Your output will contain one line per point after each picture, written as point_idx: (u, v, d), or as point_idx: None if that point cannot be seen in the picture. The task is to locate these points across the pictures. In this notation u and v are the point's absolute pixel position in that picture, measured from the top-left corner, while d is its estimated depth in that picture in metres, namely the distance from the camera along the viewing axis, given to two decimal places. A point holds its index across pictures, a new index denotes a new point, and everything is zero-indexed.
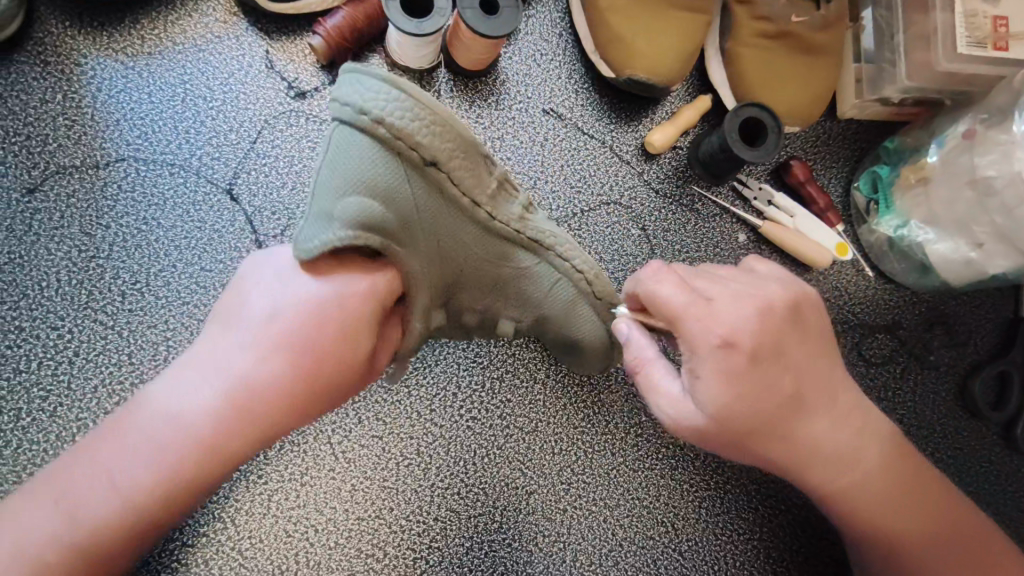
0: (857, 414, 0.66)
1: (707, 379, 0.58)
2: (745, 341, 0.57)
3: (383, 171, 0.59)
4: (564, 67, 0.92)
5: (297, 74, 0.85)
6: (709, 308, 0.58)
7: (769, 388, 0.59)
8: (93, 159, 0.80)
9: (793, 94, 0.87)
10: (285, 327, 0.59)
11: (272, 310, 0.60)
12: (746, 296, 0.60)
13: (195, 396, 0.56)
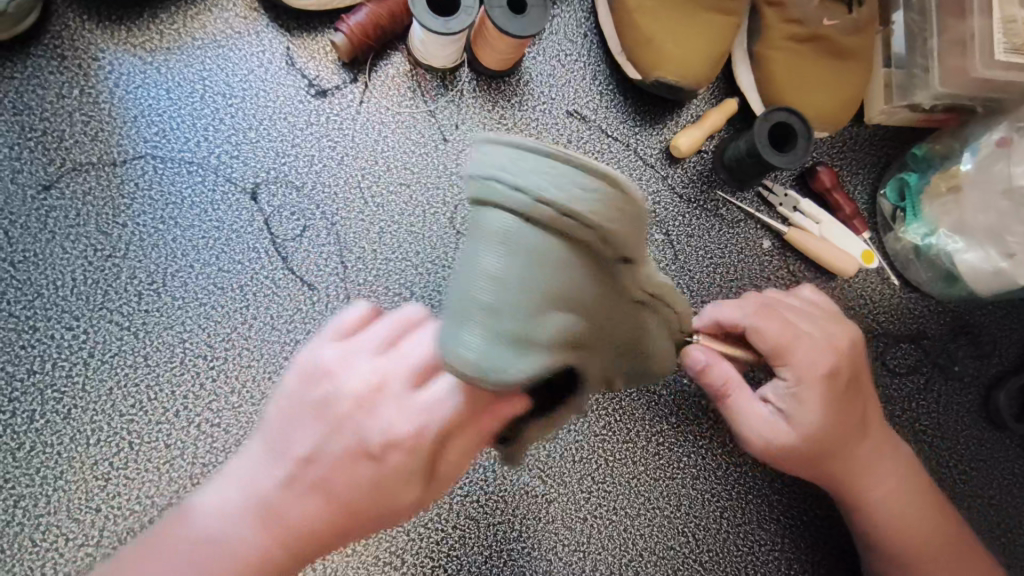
0: (900, 447, 0.76)
1: (806, 405, 0.71)
2: (842, 369, 0.73)
3: (560, 278, 0.44)
4: (588, 68, 0.91)
5: (317, 72, 0.84)
6: (803, 340, 0.73)
7: (849, 413, 0.72)
8: (110, 157, 0.78)
9: (823, 98, 0.86)
10: (323, 460, 0.55)
11: (315, 437, 0.56)
12: (836, 330, 0.75)
13: (217, 513, 0.55)
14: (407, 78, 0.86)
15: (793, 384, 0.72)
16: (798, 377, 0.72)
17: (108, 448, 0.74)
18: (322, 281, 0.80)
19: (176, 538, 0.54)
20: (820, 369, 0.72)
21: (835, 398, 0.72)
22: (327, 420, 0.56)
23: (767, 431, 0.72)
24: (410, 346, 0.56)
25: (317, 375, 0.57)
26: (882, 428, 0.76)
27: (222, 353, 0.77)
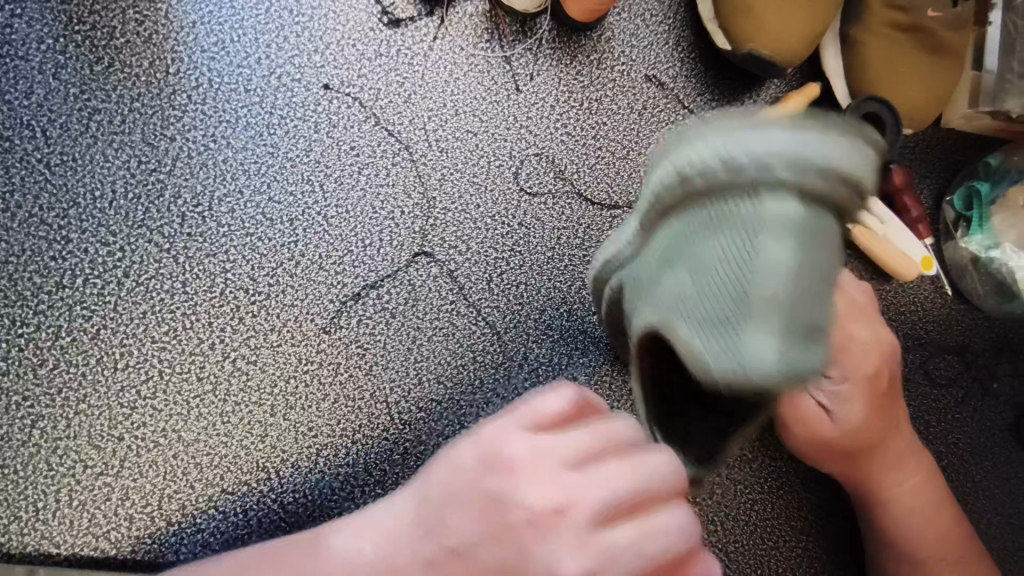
0: (916, 445, 0.75)
1: (842, 406, 0.70)
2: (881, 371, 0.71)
3: None
4: (673, 32, 0.86)
5: (392, 0, 0.78)
6: (852, 338, 0.72)
7: (881, 415, 0.71)
8: (162, 63, 0.72)
9: (915, 93, 0.82)
10: (471, 562, 0.45)
11: (473, 544, 0.45)
12: (889, 336, 0.74)
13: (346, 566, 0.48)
14: (485, 19, 0.80)
15: (839, 383, 0.71)
16: (844, 378, 0.71)
17: (137, 375, 0.69)
18: (378, 225, 0.76)
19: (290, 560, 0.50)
20: (866, 371, 0.71)
21: (871, 400, 0.70)
22: (479, 526, 0.45)
23: (796, 422, 0.71)
24: (582, 479, 0.46)
25: (495, 471, 0.47)
26: (907, 426, 0.74)
27: (266, 288, 0.73)
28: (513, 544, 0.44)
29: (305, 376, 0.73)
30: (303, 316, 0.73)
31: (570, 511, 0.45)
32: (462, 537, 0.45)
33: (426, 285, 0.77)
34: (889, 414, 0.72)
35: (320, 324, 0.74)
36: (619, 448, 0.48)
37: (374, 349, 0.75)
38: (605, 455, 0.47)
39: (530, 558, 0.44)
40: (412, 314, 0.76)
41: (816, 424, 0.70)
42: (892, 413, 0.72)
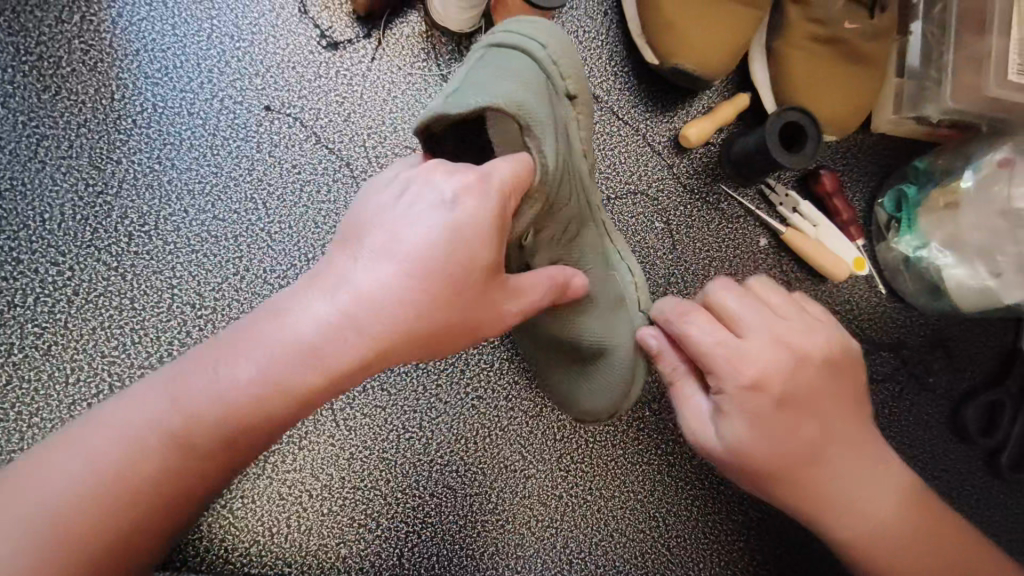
0: (858, 429, 0.64)
1: (734, 421, 0.59)
2: (795, 382, 0.59)
3: (546, 29, 0.66)
4: (606, 48, 0.90)
5: (330, 23, 0.81)
6: (735, 346, 0.59)
7: (795, 433, 0.60)
8: (108, 89, 0.75)
9: (835, 102, 0.86)
10: (422, 290, 0.49)
11: (353, 314, 0.48)
12: (807, 333, 0.62)
13: (208, 396, 0.48)
14: (422, 39, 0.83)
15: (743, 398, 0.59)
16: (722, 390, 0.59)
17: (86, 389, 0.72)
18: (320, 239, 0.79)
19: (154, 423, 0.49)
20: (744, 380, 0.58)
21: (761, 416, 0.58)
22: (359, 305, 0.48)
23: (695, 437, 0.64)
24: (478, 197, 0.50)
25: (378, 252, 0.50)
26: (846, 420, 0.62)
27: (211, 302, 0.76)
28: (371, 360, 0.50)
29: None
30: None
31: (442, 318, 0.51)
32: (396, 289, 0.49)
33: None
34: (812, 425, 0.60)
35: None
36: (476, 227, 0.50)
37: None
38: (470, 189, 0.50)
39: (395, 276, 0.49)
40: None
41: (709, 434, 0.63)
42: (822, 419, 0.61)
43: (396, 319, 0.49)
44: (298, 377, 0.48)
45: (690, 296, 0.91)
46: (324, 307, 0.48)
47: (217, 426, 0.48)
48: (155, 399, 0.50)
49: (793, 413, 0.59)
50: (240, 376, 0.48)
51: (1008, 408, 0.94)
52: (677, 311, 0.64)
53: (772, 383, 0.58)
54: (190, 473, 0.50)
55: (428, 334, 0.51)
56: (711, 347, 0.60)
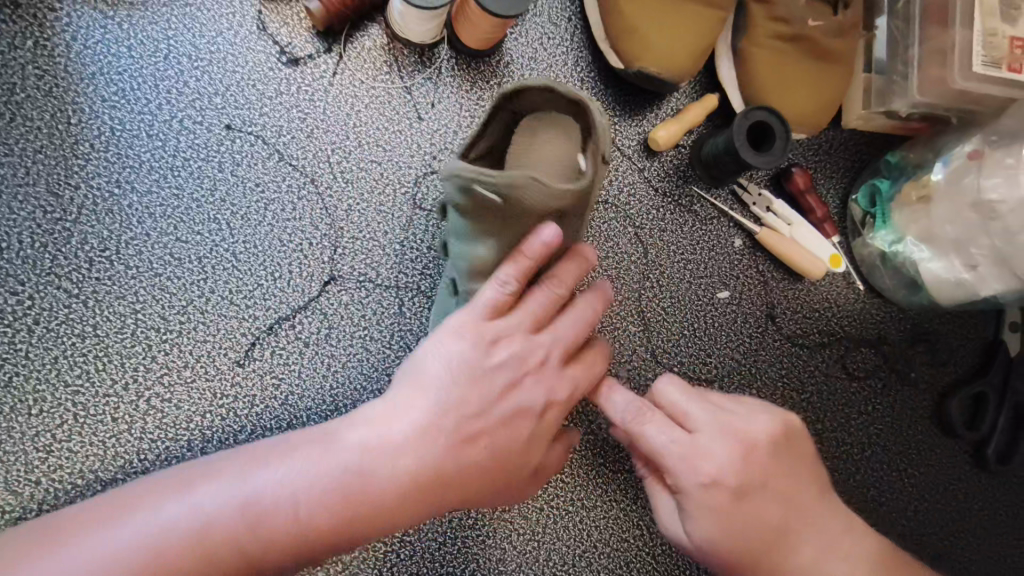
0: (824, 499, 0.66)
1: (689, 515, 0.62)
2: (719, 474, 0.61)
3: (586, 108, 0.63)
4: (571, 53, 0.89)
5: (290, 39, 0.80)
6: (686, 442, 0.63)
7: (697, 510, 0.62)
8: (64, 114, 0.74)
9: (803, 100, 0.86)
10: (482, 445, 0.59)
11: (428, 446, 0.57)
12: (747, 423, 0.65)
13: (289, 506, 0.54)
14: (382, 52, 0.83)
15: (694, 498, 0.62)
16: (681, 489, 0.62)
17: (50, 420, 0.71)
18: (286, 257, 0.78)
19: (223, 526, 0.52)
20: (702, 479, 0.61)
21: (718, 513, 0.61)
22: (450, 424, 0.58)
23: (676, 534, 0.66)
24: (529, 396, 0.62)
25: (449, 342, 0.61)
26: (767, 489, 0.63)
27: (177, 325, 0.75)
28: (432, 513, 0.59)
29: (220, 410, 0.74)
30: (216, 350, 0.75)
31: (485, 500, 0.62)
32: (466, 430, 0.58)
33: (337, 312, 0.78)
34: (745, 505, 0.62)
35: (232, 357, 0.76)
36: (534, 317, 0.64)
37: (288, 378, 0.76)
38: (524, 340, 0.63)
39: (458, 362, 0.60)
40: (324, 342, 0.78)
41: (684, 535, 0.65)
42: (746, 501, 0.62)
43: (438, 450, 0.57)
44: (374, 503, 0.55)
45: (665, 299, 0.90)
46: (388, 432, 0.57)
47: (289, 532, 0.53)
48: (222, 499, 0.53)
49: (725, 506, 0.61)
50: (312, 492, 0.54)
51: (991, 400, 0.93)
52: (637, 407, 0.66)
53: (727, 478, 0.61)
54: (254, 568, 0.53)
55: (480, 497, 0.62)
56: (666, 451, 0.63)
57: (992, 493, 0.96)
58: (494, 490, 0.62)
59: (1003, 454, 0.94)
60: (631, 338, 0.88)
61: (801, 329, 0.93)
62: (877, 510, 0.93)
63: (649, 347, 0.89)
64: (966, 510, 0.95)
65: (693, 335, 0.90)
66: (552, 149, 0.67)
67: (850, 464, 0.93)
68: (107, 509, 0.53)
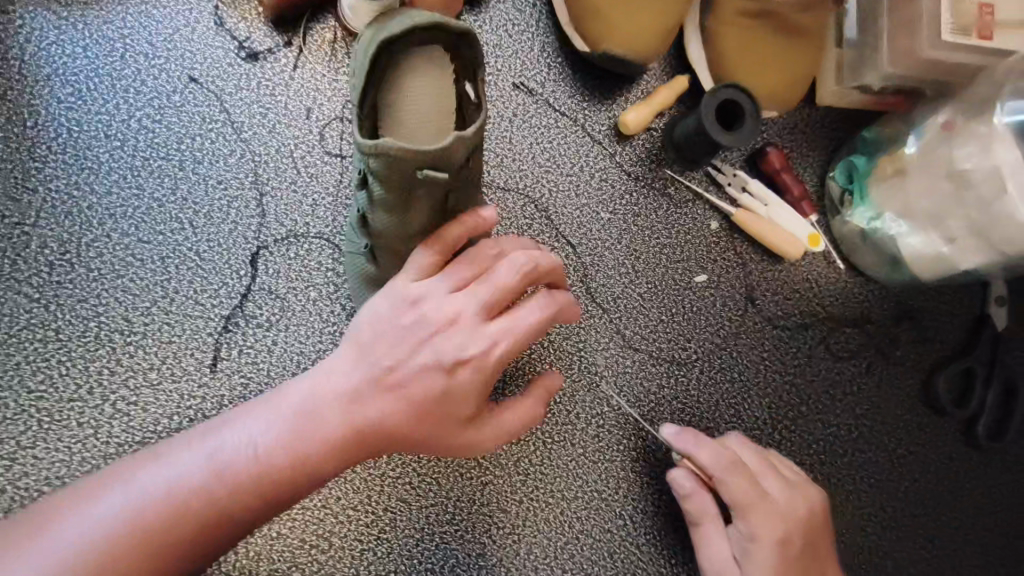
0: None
1: (742, 552, 0.72)
2: (794, 538, 0.72)
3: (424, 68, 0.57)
4: (537, 38, 0.88)
5: (248, 34, 0.79)
6: (761, 496, 0.73)
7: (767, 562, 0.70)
8: (20, 117, 0.73)
9: (772, 78, 0.85)
10: (392, 386, 0.59)
11: (375, 397, 0.59)
12: (800, 498, 0.75)
13: (247, 459, 0.57)
14: (343, 44, 0.81)
15: (755, 547, 0.71)
16: (755, 537, 0.71)
17: (14, 426, 0.70)
18: (251, 254, 0.77)
19: (192, 488, 0.55)
20: (774, 536, 0.71)
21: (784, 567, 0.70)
22: (391, 377, 0.59)
23: (716, 573, 0.73)
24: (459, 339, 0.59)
25: (377, 310, 0.61)
26: (818, 557, 0.74)
27: (141, 327, 0.74)
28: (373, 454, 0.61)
29: (187, 412, 0.73)
30: (182, 351, 0.74)
31: (436, 440, 0.60)
32: (375, 377, 0.59)
33: (305, 308, 0.77)
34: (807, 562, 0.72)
35: (199, 357, 0.74)
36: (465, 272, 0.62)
37: (256, 377, 0.75)
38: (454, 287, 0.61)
39: (376, 318, 0.61)
40: (292, 339, 0.76)
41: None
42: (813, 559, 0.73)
43: (351, 403, 0.59)
44: (319, 448, 0.58)
45: (642, 285, 0.88)
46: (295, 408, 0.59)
47: (252, 483, 0.56)
48: (192, 460, 0.57)
49: (791, 561, 0.71)
50: (269, 449, 0.57)
51: (980, 376, 0.92)
52: (725, 464, 0.74)
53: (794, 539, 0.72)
54: (226, 524, 0.56)
55: (420, 439, 0.60)
56: (736, 502, 0.73)
57: (984, 471, 0.94)
58: (438, 433, 0.60)
59: (993, 432, 0.93)
60: (608, 326, 0.87)
61: (782, 311, 0.92)
62: (865, 493, 0.91)
63: (627, 334, 0.87)
64: (956, 489, 0.93)
65: (671, 321, 0.88)
66: (427, 95, 0.57)
67: (836, 446, 0.92)
68: (87, 491, 0.55)
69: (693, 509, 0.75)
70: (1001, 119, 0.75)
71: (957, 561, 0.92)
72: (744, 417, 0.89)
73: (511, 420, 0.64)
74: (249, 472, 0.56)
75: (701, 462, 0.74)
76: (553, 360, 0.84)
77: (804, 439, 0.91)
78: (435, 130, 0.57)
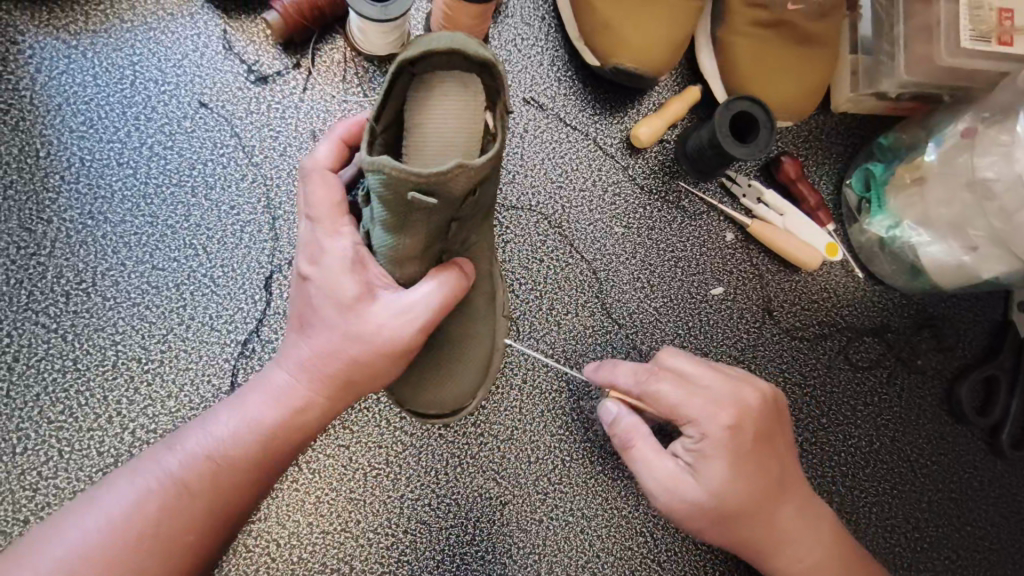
0: (804, 480, 0.72)
1: (696, 459, 0.64)
2: (745, 428, 0.65)
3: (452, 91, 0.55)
4: (546, 53, 0.87)
5: (257, 57, 0.79)
6: (706, 395, 0.65)
7: (749, 478, 0.65)
8: (32, 147, 0.74)
9: (787, 88, 0.83)
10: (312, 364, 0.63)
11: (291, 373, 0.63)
12: (746, 385, 0.67)
13: (202, 448, 0.62)
14: (352, 65, 0.81)
15: (700, 442, 0.64)
16: (704, 436, 0.64)
17: (36, 458, 0.70)
18: (264, 279, 0.76)
19: (147, 491, 0.59)
20: (723, 424, 0.64)
21: (735, 458, 0.64)
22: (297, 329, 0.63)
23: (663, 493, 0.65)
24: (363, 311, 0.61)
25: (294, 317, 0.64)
26: (772, 452, 0.67)
27: (158, 355, 0.74)
28: (317, 412, 0.64)
29: None
30: (199, 378, 0.74)
31: (352, 372, 0.62)
32: (299, 361, 0.63)
33: None
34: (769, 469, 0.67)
35: (216, 384, 0.74)
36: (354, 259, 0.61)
37: None
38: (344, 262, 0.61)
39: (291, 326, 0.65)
40: None
41: (683, 491, 0.64)
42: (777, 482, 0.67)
43: (290, 390, 0.63)
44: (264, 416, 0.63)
45: (658, 299, 0.87)
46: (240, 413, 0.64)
47: (208, 466, 0.61)
48: (158, 460, 0.62)
49: (752, 462, 0.65)
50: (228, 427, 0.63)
51: (1003, 384, 0.90)
52: (648, 372, 0.69)
53: (746, 426, 0.65)
54: (189, 515, 0.59)
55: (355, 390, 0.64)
56: (671, 408, 0.66)
57: (1009, 480, 0.93)
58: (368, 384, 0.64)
59: (1017, 439, 0.91)
60: (625, 341, 0.86)
61: (800, 322, 0.91)
62: (889, 504, 0.90)
63: (643, 349, 0.86)
64: (982, 498, 0.92)
65: (688, 335, 0.87)
66: (451, 115, 0.55)
67: (858, 457, 0.91)
68: (51, 523, 0.59)
69: (623, 432, 0.68)
70: (1022, 125, 0.73)
71: (984, 572, 0.90)
72: None
73: (395, 308, 0.61)
74: (206, 455, 0.61)
75: (621, 385, 0.70)
76: (570, 377, 0.84)
77: (825, 451, 0.90)
78: (457, 151, 0.55)
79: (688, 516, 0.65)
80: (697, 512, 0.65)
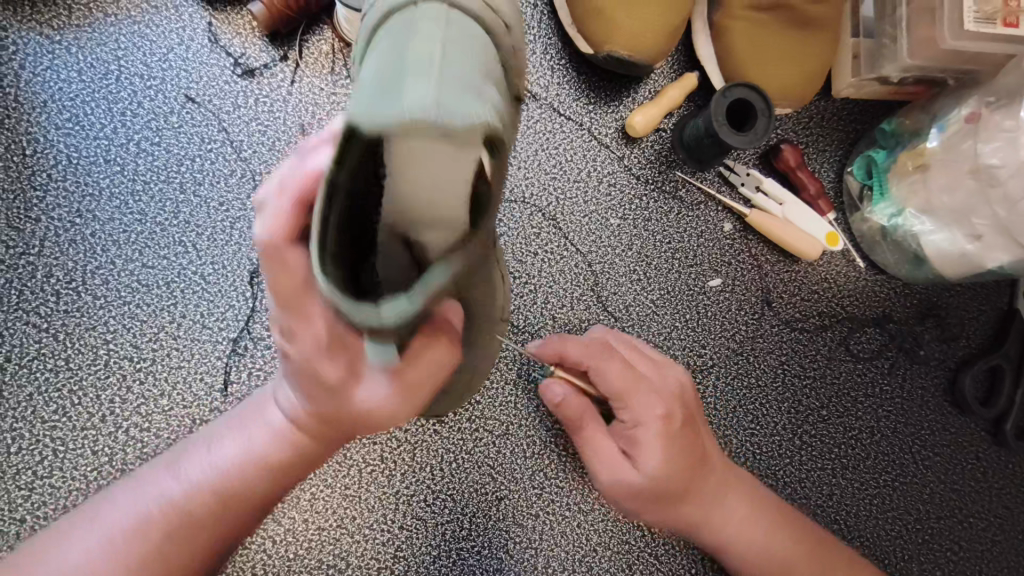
0: (737, 465, 0.73)
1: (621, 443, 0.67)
2: (676, 411, 0.67)
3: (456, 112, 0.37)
4: (539, 41, 0.85)
5: (244, 50, 0.78)
6: (636, 378, 0.67)
7: (688, 457, 0.66)
8: (18, 145, 0.73)
9: (786, 75, 0.81)
10: None
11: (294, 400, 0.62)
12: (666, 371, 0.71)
13: (201, 475, 0.61)
14: (340, 57, 0.80)
15: (635, 426, 0.66)
16: (639, 422, 0.65)
17: (30, 457, 0.70)
18: (256, 275, 0.76)
19: (149, 516, 0.58)
20: (657, 412, 0.66)
21: (671, 441, 0.66)
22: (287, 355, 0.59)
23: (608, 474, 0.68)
24: None
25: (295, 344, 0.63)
26: (699, 436, 0.69)
27: (150, 353, 0.73)
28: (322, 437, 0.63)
29: None
30: (192, 376, 0.74)
31: None
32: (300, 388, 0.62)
33: None
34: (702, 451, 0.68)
35: (209, 382, 0.74)
36: None
37: None
38: None
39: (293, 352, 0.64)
40: None
41: (624, 476, 0.66)
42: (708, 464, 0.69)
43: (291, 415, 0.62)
44: (266, 445, 0.61)
45: (654, 292, 0.86)
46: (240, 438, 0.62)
47: (208, 495, 0.59)
48: (156, 483, 0.61)
49: (687, 446, 0.66)
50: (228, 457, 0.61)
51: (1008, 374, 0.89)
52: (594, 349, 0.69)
53: (677, 412, 0.67)
54: (194, 538, 0.59)
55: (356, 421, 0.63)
56: (613, 391, 0.66)
57: (1014, 470, 0.91)
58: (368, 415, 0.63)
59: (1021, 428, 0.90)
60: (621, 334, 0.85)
61: (800, 313, 0.89)
62: (890, 495, 0.89)
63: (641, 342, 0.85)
64: (985, 488, 0.91)
65: (686, 327, 0.86)
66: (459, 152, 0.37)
67: (859, 448, 0.90)
68: (50, 537, 0.59)
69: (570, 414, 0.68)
70: None
71: (987, 563, 0.89)
72: (763, 423, 0.87)
73: None
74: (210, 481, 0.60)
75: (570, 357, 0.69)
76: None
77: (826, 443, 0.89)
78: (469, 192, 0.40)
79: (629, 497, 0.67)
80: (634, 493, 0.66)
